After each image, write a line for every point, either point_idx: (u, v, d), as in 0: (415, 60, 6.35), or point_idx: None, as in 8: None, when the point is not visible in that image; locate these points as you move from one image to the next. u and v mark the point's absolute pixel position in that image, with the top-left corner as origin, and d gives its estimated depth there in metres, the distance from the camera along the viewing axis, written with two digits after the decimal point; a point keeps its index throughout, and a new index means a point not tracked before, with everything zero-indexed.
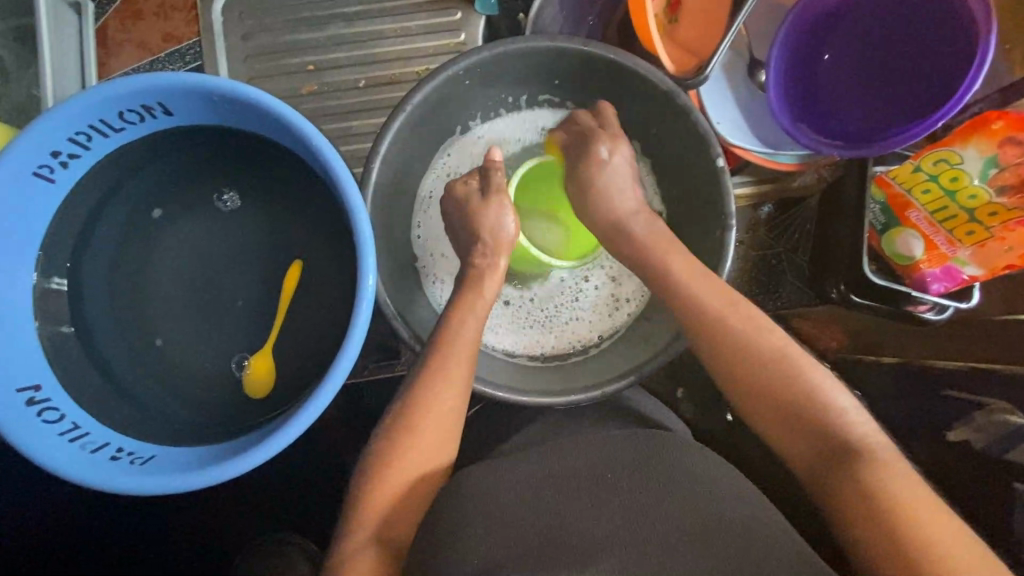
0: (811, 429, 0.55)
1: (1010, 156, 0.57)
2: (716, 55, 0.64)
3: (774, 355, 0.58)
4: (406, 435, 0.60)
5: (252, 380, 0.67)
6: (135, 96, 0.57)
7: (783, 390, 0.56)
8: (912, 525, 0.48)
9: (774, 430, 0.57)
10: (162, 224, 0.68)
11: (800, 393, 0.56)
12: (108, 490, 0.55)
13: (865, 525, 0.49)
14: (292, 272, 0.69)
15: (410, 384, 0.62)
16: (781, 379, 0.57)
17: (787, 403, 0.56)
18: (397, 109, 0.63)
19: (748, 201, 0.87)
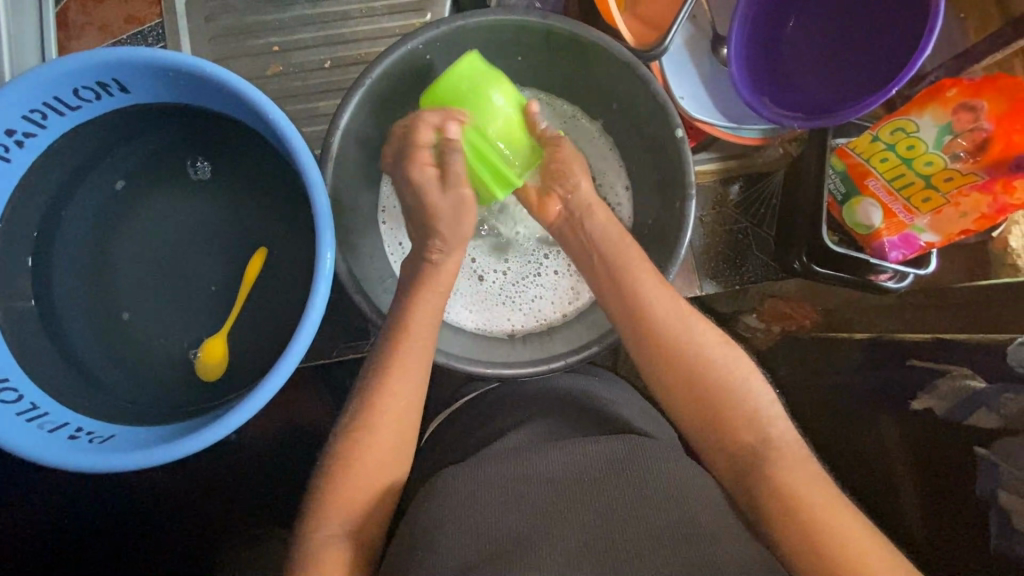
0: (730, 426, 0.58)
1: (964, 122, 0.58)
2: (676, 26, 0.64)
3: (701, 361, 0.61)
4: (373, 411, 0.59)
5: (206, 364, 0.66)
6: (91, 71, 0.56)
7: (722, 391, 0.59)
8: (819, 517, 0.51)
9: (695, 422, 0.60)
10: (123, 194, 0.67)
11: (720, 389, 0.59)
12: (66, 469, 0.55)
13: (781, 517, 0.52)
14: (256, 261, 0.68)
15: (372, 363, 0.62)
16: (702, 375, 0.60)
17: (722, 406, 0.59)
18: (357, 84, 0.62)
19: (715, 176, 0.88)
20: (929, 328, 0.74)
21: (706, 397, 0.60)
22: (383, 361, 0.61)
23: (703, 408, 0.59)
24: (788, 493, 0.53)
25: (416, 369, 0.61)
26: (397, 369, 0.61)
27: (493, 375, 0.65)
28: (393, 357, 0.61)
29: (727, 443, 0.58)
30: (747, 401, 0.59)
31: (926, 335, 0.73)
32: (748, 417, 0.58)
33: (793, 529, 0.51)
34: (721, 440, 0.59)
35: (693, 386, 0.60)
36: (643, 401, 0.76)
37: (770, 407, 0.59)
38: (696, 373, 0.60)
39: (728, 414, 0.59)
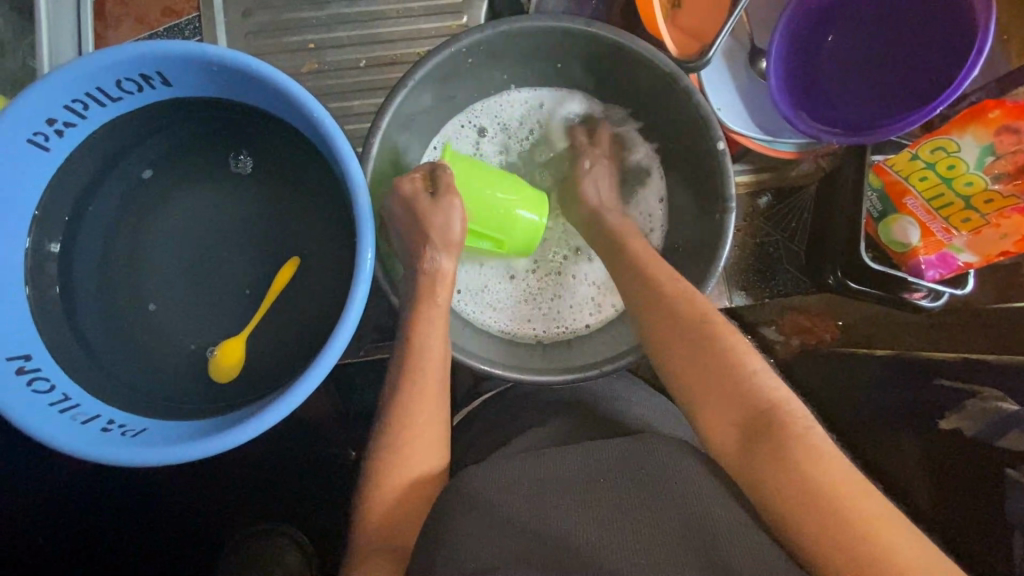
0: (741, 408, 0.54)
1: (1006, 144, 0.58)
2: (719, 39, 0.64)
3: (713, 341, 0.58)
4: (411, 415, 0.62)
5: (218, 365, 0.65)
6: (136, 63, 0.56)
7: (729, 370, 0.56)
8: (843, 509, 0.46)
9: (703, 408, 0.57)
10: (150, 184, 0.67)
11: (729, 368, 0.56)
12: (99, 462, 0.54)
13: (792, 500, 0.48)
14: (288, 268, 0.67)
15: (408, 365, 0.63)
16: (710, 357, 0.57)
17: (728, 385, 0.55)
18: (399, 85, 0.62)
19: (747, 189, 0.88)
20: (958, 347, 0.74)
21: (711, 377, 0.56)
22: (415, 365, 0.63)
23: (709, 395, 0.56)
24: (810, 482, 0.48)
25: (436, 373, 0.63)
26: (428, 371, 0.63)
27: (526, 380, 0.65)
28: (421, 356, 0.63)
29: (732, 426, 0.54)
30: (761, 384, 0.55)
31: (952, 354, 0.73)
32: (755, 395, 0.54)
33: (812, 526, 0.47)
34: (728, 421, 0.55)
35: (698, 364, 0.57)
36: (671, 409, 0.76)
37: (778, 384, 0.55)
38: (702, 352, 0.58)
39: (735, 392, 0.55)
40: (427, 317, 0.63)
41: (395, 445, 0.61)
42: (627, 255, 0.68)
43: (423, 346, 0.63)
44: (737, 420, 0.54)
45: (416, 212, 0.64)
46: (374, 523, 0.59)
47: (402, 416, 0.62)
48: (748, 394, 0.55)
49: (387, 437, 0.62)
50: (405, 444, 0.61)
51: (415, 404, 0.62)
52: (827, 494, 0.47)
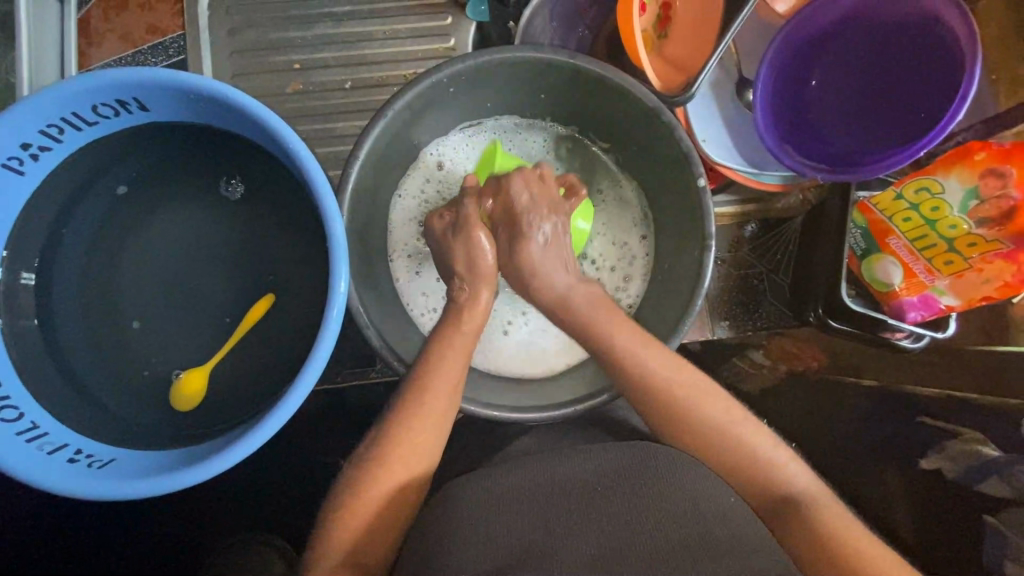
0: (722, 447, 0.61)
1: (990, 188, 0.57)
2: (703, 72, 0.64)
3: (679, 385, 0.62)
4: (391, 452, 0.59)
5: (181, 395, 0.65)
6: (111, 90, 0.56)
7: (734, 453, 0.60)
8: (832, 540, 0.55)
9: (690, 449, 0.62)
10: (126, 200, 0.66)
11: (700, 414, 0.61)
12: (64, 494, 0.54)
13: (824, 568, 0.54)
14: (261, 305, 0.67)
15: (414, 378, 0.61)
16: (682, 406, 0.62)
17: (734, 467, 0.60)
18: (378, 114, 0.62)
19: (732, 219, 0.88)
20: (943, 386, 0.72)
21: (724, 466, 0.61)
22: (421, 379, 0.61)
23: (690, 437, 0.61)
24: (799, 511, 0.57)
25: (435, 409, 0.60)
26: (423, 394, 0.60)
27: (497, 416, 0.64)
28: (433, 368, 0.61)
29: (753, 499, 0.60)
30: (730, 425, 0.61)
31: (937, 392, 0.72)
32: (763, 470, 0.60)
33: (805, 553, 0.56)
34: (746, 497, 0.60)
35: (707, 454, 0.61)
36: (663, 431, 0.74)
37: (777, 451, 0.60)
38: (710, 442, 0.61)
39: (747, 474, 0.60)
40: (431, 356, 0.62)
41: (375, 460, 0.58)
42: (589, 326, 0.65)
43: (419, 370, 0.61)
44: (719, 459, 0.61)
45: (446, 249, 0.68)
46: (339, 551, 0.55)
47: (392, 430, 0.60)
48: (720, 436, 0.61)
49: (374, 451, 0.59)
50: (388, 463, 0.58)
51: (410, 418, 0.60)
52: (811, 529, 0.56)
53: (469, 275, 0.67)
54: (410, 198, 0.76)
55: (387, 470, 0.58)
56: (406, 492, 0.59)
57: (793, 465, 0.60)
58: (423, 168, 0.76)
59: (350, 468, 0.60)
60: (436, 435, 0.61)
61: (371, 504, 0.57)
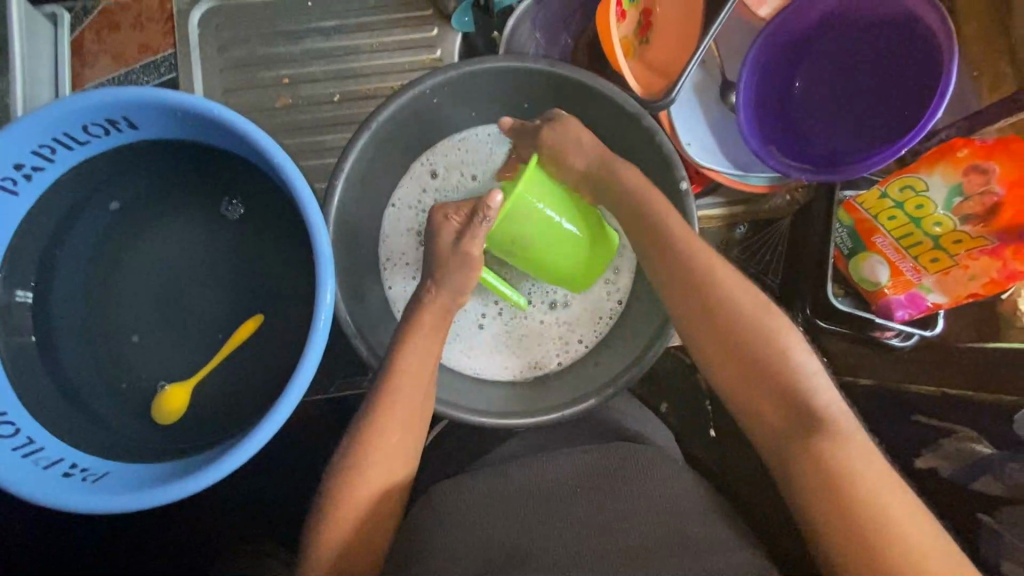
0: (777, 384, 0.54)
1: (974, 185, 0.57)
2: (683, 76, 0.64)
3: (738, 304, 0.58)
4: (372, 461, 0.58)
5: (161, 408, 0.65)
6: (101, 110, 0.57)
7: (786, 376, 0.54)
8: (869, 500, 0.48)
9: (733, 376, 0.56)
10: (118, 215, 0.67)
11: (764, 334, 0.56)
12: (59, 508, 0.55)
13: (822, 492, 0.50)
14: (249, 326, 0.68)
15: (387, 384, 0.61)
16: (742, 318, 0.57)
17: (786, 393, 0.54)
18: (363, 126, 0.63)
19: (720, 222, 0.87)
20: (937, 378, 0.71)
21: (752, 371, 0.55)
22: (394, 385, 0.61)
23: (740, 360, 0.56)
24: (846, 476, 0.50)
25: (411, 417, 0.61)
26: (404, 400, 0.60)
27: (486, 423, 0.65)
28: (416, 375, 0.62)
29: (770, 411, 0.55)
30: (797, 369, 0.55)
31: (933, 387, 0.70)
32: (796, 383, 0.54)
33: (838, 515, 0.49)
34: (771, 405, 0.55)
35: (747, 384, 0.56)
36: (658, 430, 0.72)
37: (817, 376, 0.55)
38: (755, 357, 0.55)
39: (780, 383, 0.54)
40: (413, 363, 0.62)
41: (361, 468, 0.58)
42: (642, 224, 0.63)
43: (406, 376, 0.61)
44: (764, 391, 0.55)
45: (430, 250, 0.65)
46: (326, 558, 0.56)
47: (372, 436, 0.59)
48: (781, 374, 0.55)
49: (351, 457, 0.59)
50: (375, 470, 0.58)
51: (386, 424, 0.60)
52: (847, 493, 0.49)
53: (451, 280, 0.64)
54: (405, 206, 0.77)
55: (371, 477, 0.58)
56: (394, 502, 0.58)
57: (827, 389, 0.54)
58: (417, 178, 0.76)
59: (327, 475, 0.60)
60: (412, 441, 0.61)
61: (357, 510, 0.57)
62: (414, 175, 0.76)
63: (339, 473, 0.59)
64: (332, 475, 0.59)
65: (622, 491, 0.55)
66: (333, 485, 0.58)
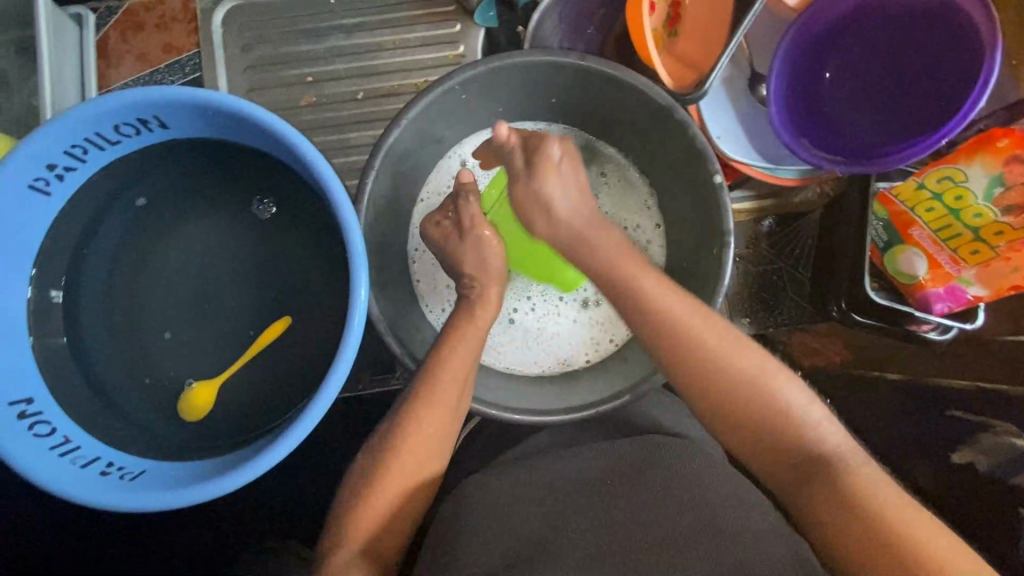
0: (769, 430, 0.55)
1: (1016, 175, 0.56)
2: (715, 69, 0.63)
3: (710, 349, 0.57)
4: (406, 458, 0.58)
5: (188, 405, 0.65)
6: (133, 109, 0.57)
7: (772, 417, 0.55)
8: (886, 528, 0.47)
9: (726, 425, 0.57)
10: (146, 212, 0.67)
11: (743, 372, 0.56)
12: (98, 506, 0.55)
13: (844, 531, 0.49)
14: (277, 327, 0.68)
15: (424, 381, 0.61)
16: (715, 365, 0.57)
17: (777, 435, 0.54)
18: (392, 124, 0.62)
19: (748, 215, 0.87)
20: (972, 374, 0.71)
21: (744, 428, 0.56)
22: (433, 380, 0.61)
23: (727, 405, 0.56)
24: (857, 506, 0.49)
25: (445, 411, 0.60)
26: (439, 395, 0.60)
27: (517, 420, 0.64)
28: (447, 370, 0.61)
29: (776, 460, 0.55)
30: (785, 406, 0.55)
31: (968, 382, 0.71)
32: (791, 427, 0.54)
33: (858, 550, 0.48)
34: (772, 459, 0.55)
35: (738, 437, 0.56)
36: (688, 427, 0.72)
37: (810, 412, 0.55)
38: (740, 402, 0.56)
39: (773, 434, 0.55)
40: (446, 359, 0.62)
41: (396, 465, 0.58)
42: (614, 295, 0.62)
43: (440, 373, 0.61)
44: (756, 442, 0.55)
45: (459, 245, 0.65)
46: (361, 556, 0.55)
47: (409, 432, 0.59)
48: (768, 413, 0.55)
49: (385, 455, 0.59)
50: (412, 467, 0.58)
51: (420, 421, 0.60)
52: (860, 526, 0.48)
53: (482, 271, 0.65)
54: (434, 202, 0.76)
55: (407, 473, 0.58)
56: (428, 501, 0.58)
57: (825, 426, 0.54)
58: (447, 173, 0.76)
59: (361, 473, 0.60)
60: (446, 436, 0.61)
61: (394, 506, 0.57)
62: (443, 170, 0.76)
63: (373, 471, 0.59)
64: (364, 471, 0.59)
65: (662, 487, 0.54)
66: (366, 484, 0.58)
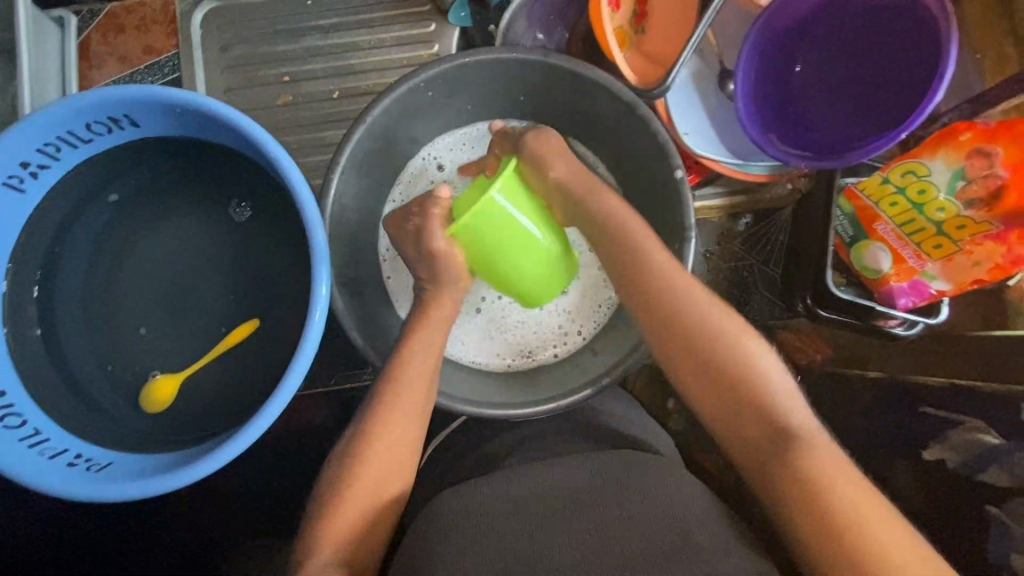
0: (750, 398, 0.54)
1: (977, 168, 0.56)
2: (678, 64, 0.64)
3: (698, 315, 0.57)
4: (367, 451, 0.59)
5: (150, 396, 0.66)
6: (101, 108, 0.58)
7: (751, 384, 0.55)
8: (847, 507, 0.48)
9: (702, 385, 0.56)
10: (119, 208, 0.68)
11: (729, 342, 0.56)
12: (64, 496, 0.56)
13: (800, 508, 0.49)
14: (244, 329, 0.69)
15: (389, 376, 0.62)
16: (703, 333, 0.57)
17: (756, 401, 0.54)
18: (358, 121, 0.63)
19: (721, 212, 0.86)
20: (945, 371, 0.70)
21: (723, 378, 0.55)
22: (395, 374, 0.61)
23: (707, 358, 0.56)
24: (818, 483, 0.50)
25: (413, 405, 0.61)
26: (402, 390, 0.61)
27: (481, 414, 0.64)
28: (409, 363, 0.62)
29: (741, 425, 0.55)
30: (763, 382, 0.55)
31: (943, 379, 0.69)
32: (761, 397, 0.54)
33: (811, 517, 0.49)
34: (751, 421, 0.54)
35: (721, 389, 0.55)
36: (655, 425, 0.72)
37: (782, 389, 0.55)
38: (723, 365, 0.55)
39: (737, 382, 0.55)
40: (408, 355, 0.63)
41: (358, 459, 0.59)
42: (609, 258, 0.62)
43: (400, 366, 0.62)
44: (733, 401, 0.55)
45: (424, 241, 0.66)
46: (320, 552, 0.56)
47: (372, 425, 0.60)
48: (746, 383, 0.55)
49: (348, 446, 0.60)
50: (375, 462, 0.59)
51: (382, 414, 0.60)
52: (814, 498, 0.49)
53: (447, 268, 0.66)
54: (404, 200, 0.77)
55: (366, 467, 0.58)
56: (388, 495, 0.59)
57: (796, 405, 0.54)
58: (419, 171, 0.78)
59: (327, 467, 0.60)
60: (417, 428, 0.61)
61: (356, 500, 0.58)
62: (413, 168, 0.77)
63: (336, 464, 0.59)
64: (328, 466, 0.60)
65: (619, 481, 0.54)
66: (333, 475, 0.59)
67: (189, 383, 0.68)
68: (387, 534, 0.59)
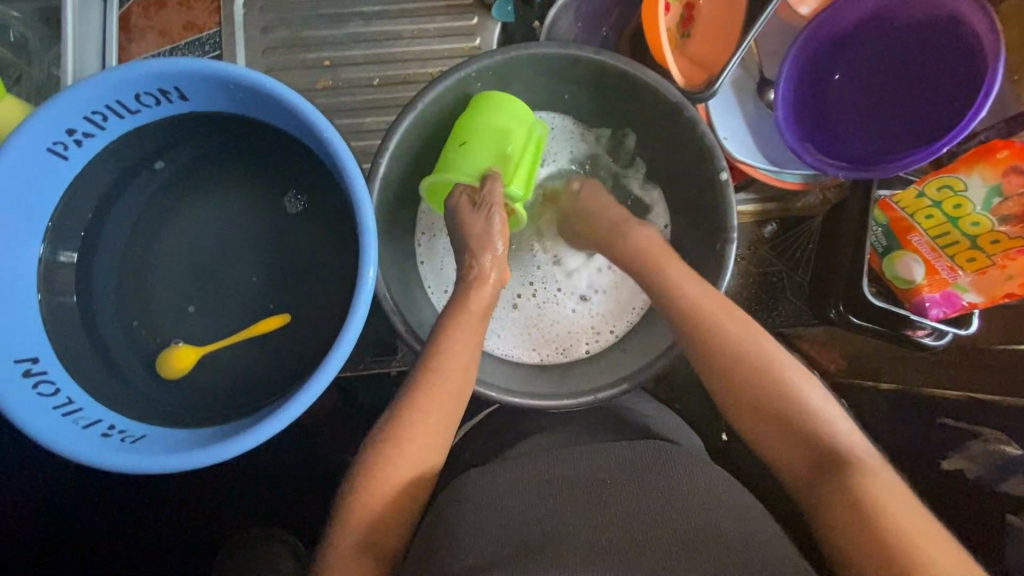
0: (774, 401, 0.56)
1: (1014, 186, 0.57)
2: (726, 69, 0.65)
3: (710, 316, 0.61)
4: (409, 438, 0.59)
5: (167, 364, 0.65)
6: (155, 80, 0.58)
7: (771, 385, 0.57)
8: (888, 512, 0.48)
9: (727, 384, 0.59)
10: (160, 175, 0.68)
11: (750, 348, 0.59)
12: (97, 466, 0.55)
13: (838, 520, 0.50)
14: (272, 323, 0.68)
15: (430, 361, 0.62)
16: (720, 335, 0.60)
17: (773, 402, 0.56)
18: (409, 107, 0.63)
19: (751, 218, 0.88)
20: (964, 386, 0.71)
21: (741, 380, 0.58)
22: (430, 363, 0.61)
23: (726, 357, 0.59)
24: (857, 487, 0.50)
25: (449, 392, 0.61)
26: (443, 379, 0.61)
27: (518, 404, 0.65)
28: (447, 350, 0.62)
29: (779, 445, 0.56)
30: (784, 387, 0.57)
31: (960, 393, 0.71)
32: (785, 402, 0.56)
33: (853, 524, 0.49)
34: (774, 426, 0.56)
35: (739, 391, 0.58)
36: (674, 418, 0.73)
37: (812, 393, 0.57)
38: (737, 370, 0.58)
39: (781, 406, 0.56)
40: (451, 346, 0.62)
41: (398, 445, 0.59)
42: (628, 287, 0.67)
43: (440, 355, 0.62)
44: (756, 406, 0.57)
45: (465, 226, 0.67)
46: (356, 534, 0.56)
47: (408, 411, 0.60)
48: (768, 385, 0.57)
49: (387, 431, 0.60)
50: (412, 447, 0.59)
51: (420, 401, 0.60)
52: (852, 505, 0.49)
53: (492, 258, 0.67)
54: None
55: (403, 453, 0.58)
56: (424, 477, 0.59)
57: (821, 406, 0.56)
58: None
59: (365, 447, 0.60)
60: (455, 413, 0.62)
61: (392, 484, 0.58)
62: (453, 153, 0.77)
63: (377, 446, 0.59)
64: (365, 446, 0.60)
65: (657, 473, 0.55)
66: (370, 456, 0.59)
67: (223, 359, 0.68)
68: (416, 516, 0.60)
